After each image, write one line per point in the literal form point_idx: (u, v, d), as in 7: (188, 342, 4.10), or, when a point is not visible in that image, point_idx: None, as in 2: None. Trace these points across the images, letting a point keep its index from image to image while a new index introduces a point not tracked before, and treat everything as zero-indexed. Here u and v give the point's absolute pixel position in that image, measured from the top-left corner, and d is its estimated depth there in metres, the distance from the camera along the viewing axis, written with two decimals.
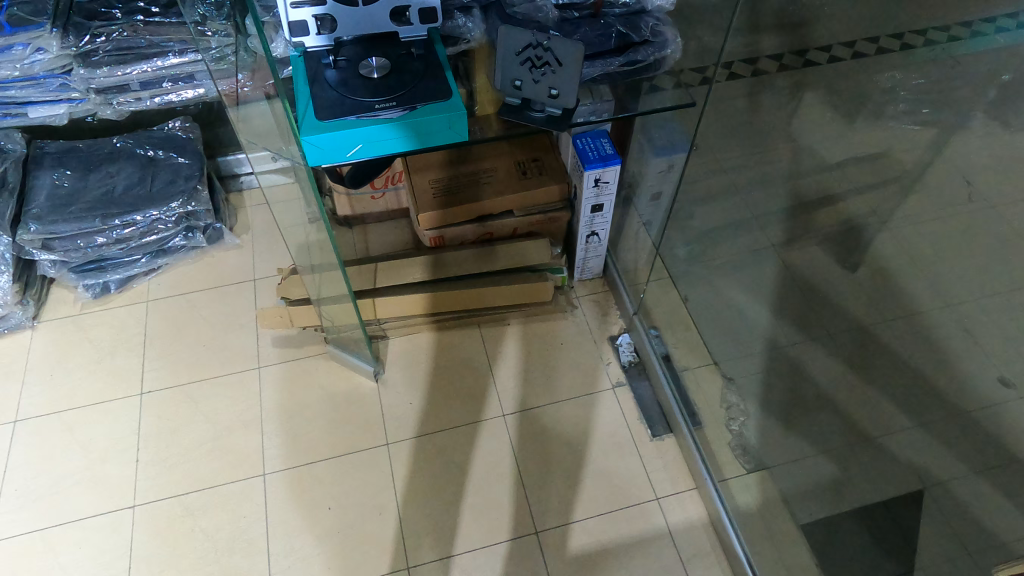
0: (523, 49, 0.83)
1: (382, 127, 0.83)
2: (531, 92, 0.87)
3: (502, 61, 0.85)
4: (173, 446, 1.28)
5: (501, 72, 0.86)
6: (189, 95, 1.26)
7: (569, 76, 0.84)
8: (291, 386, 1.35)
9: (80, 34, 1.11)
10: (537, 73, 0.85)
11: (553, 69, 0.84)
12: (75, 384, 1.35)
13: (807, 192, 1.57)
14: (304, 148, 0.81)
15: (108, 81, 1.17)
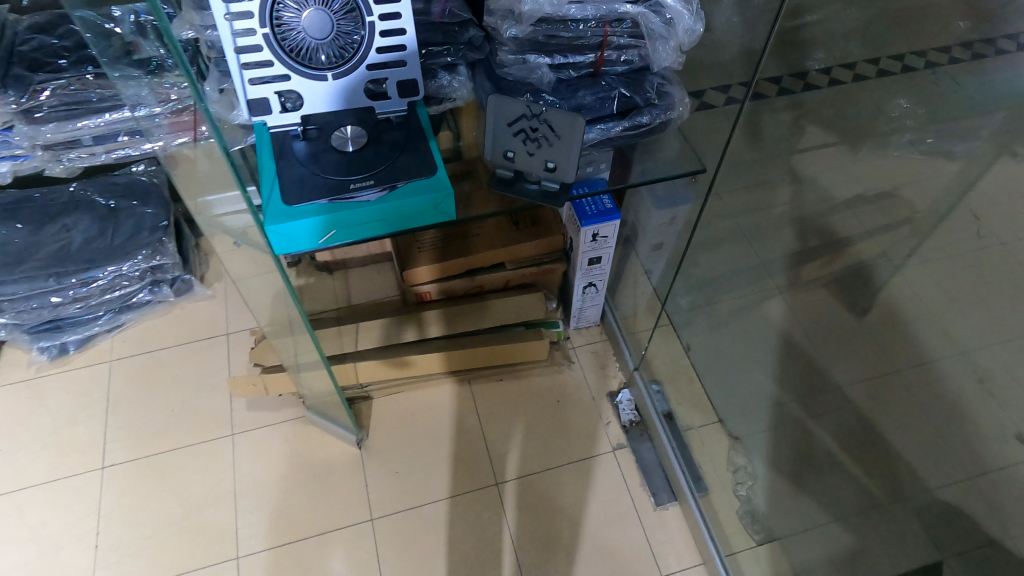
0: (515, 120, 0.75)
1: (359, 211, 0.73)
2: (525, 165, 0.77)
3: (493, 131, 0.76)
4: (140, 527, 1.19)
5: (491, 143, 0.77)
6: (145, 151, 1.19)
7: (567, 151, 0.75)
8: (264, 455, 1.26)
9: (22, 89, 1.02)
10: (531, 145, 0.76)
11: (550, 141, 0.75)
12: (31, 460, 1.26)
13: (812, 233, 1.49)
14: (269, 238, 0.72)
15: (57, 137, 1.08)
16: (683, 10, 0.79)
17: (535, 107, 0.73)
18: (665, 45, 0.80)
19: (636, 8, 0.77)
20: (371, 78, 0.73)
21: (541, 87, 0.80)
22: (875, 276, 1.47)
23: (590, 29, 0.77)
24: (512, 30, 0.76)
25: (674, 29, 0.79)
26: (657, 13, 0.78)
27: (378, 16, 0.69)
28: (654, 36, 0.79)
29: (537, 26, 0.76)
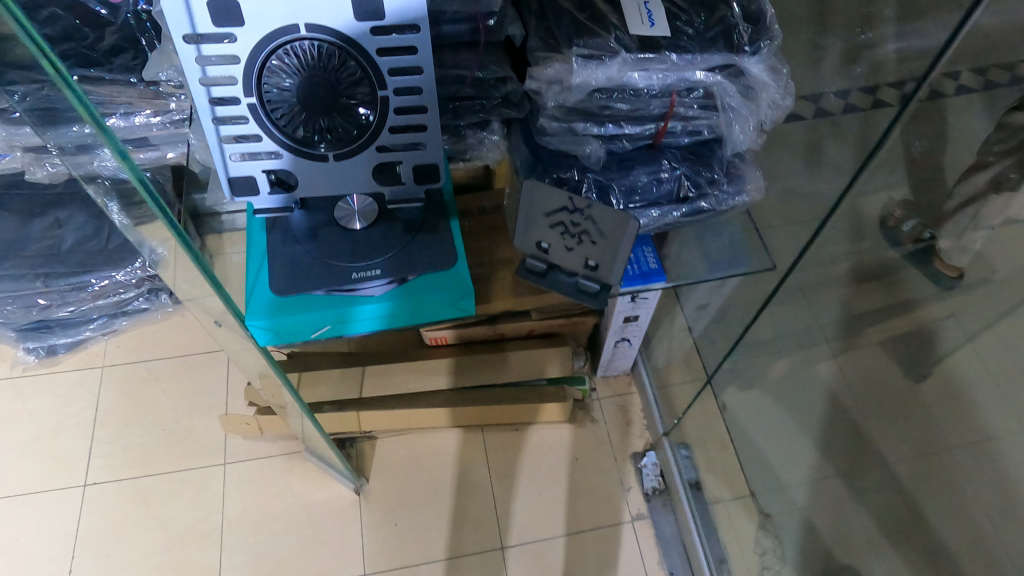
0: (555, 211, 0.62)
1: (359, 308, 0.63)
2: (561, 259, 0.65)
3: (528, 217, 0.64)
4: (117, 558, 1.12)
5: (525, 228, 0.65)
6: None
7: (612, 253, 0.62)
8: (256, 491, 1.18)
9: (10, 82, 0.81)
10: (569, 240, 0.63)
11: (591, 241, 0.62)
12: (13, 470, 1.20)
13: (879, 286, 1.26)
14: (252, 334, 0.61)
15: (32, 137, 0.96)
16: (771, 82, 0.64)
17: (578, 202, 0.60)
18: (743, 125, 0.65)
19: (713, 78, 0.62)
20: (381, 162, 0.56)
21: (588, 163, 0.65)
22: (939, 337, 1.31)
23: (654, 100, 0.63)
24: (557, 97, 0.62)
25: (757, 101, 0.64)
26: (739, 82, 0.63)
27: (392, 89, 0.53)
28: (731, 111, 0.64)
29: (588, 95, 0.62)
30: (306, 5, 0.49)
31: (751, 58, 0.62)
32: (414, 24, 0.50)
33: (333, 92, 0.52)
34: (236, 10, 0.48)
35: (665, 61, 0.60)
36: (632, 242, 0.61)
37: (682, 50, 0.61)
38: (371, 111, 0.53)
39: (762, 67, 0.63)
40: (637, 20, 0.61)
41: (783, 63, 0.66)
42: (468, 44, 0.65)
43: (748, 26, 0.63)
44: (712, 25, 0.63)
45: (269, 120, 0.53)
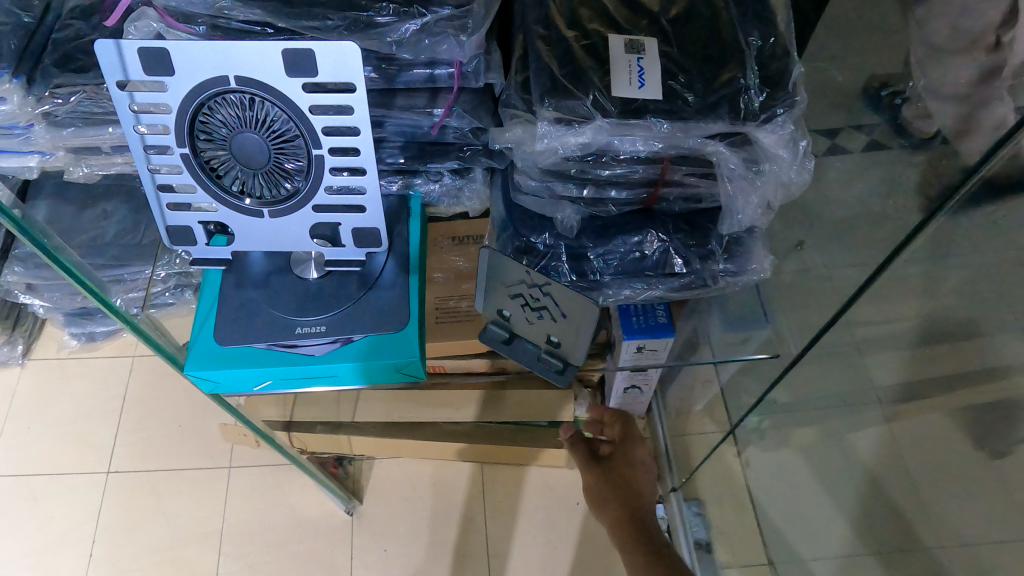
0: (514, 283, 0.56)
1: (300, 367, 0.60)
2: (523, 331, 0.59)
3: (487, 284, 0.58)
4: (126, 550, 1.17)
5: (484, 294, 0.59)
6: (9, 79, 0.71)
7: (574, 335, 0.56)
8: (258, 499, 1.20)
9: (41, 86, 0.72)
10: (530, 313, 0.57)
11: (553, 316, 0.56)
12: (46, 448, 1.26)
13: (948, 347, 0.80)
14: (192, 384, 0.60)
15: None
16: (787, 158, 0.52)
17: (535, 278, 0.54)
18: (745, 200, 0.54)
19: (713, 148, 0.51)
20: (319, 221, 0.52)
21: (560, 230, 0.59)
22: None
23: (640, 166, 0.53)
24: (525, 157, 0.54)
25: (765, 177, 0.53)
26: (744, 155, 0.52)
27: (328, 148, 0.48)
28: (732, 182, 0.53)
29: (562, 158, 0.53)
30: (236, 57, 0.45)
31: (761, 130, 0.50)
32: (349, 84, 0.45)
33: (267, 148, 0.48)
34: (165, 59, 0.45)
35: (648, 128, 0.49)
36: (595, 326, 0.55)
37: (674, 118, 0.49)
38: (306, 169, 0.49)
39: (777, 141, 0.50)
40: (624, 79, 0.50)
41: (806, 134, 0.52)
42: (444, 88, 0.58)
43: (761, 91, 0.50)
44: (714, 89, 0.50)
45: (203, 172, 0.50)
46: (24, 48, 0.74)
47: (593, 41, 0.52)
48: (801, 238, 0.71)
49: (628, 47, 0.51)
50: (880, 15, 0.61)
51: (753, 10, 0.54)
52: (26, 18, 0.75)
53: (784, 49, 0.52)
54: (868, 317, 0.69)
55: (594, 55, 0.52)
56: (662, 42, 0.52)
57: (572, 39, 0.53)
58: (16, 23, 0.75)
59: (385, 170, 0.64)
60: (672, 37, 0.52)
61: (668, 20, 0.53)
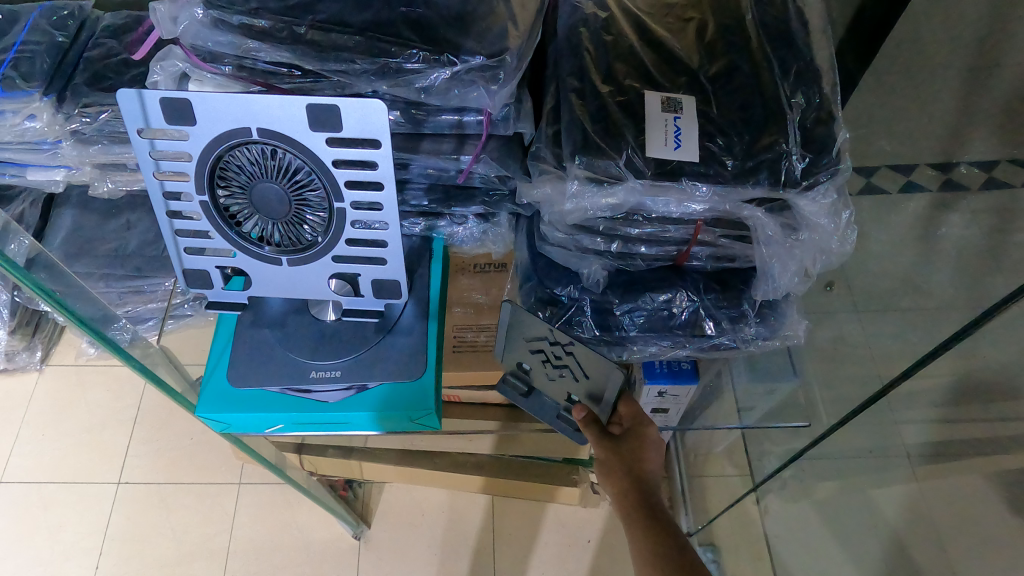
0: (535, 340, 0.55)
1: (313, 412, 0.58)
2: (541, 383, 0.59)
3: (507, 338, 0.57)
4: (133, 563, 1.16)
5: (502, 347, 0.58)
6: (40, 98, 0.69)
7: (596, 391, 0.56)
8: (267, 517, 1.19)
9: (70, 103, 0.69)
10: (552, 369, 0.56)
11: (574, 376, 0.55)
12: (60, 454, 1.26)
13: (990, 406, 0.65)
14: (202, 425, 0.58)
15: (18, 158, 0.76)
16: (827, 228, 0.50)
17: (558, 337, 0.53)
18: (782, 266, 0.51)
19: (750, 213, 0.49)
20: (338, 271, 0.51)
21: (585, 284, 0.56)
22: None
23: (673, 225, 0.51)
24: (552, 212, 0.52)
25: (804, 244, 0.51)
26: (782, 221, 0.50)
27: (350, 202, 0.47)
28: (767, 248, 0.51)
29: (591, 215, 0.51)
30: (260, 110, 0.44)
31: (801, 198, 0.48)
32: (374, 139, 0.44)
33: (288, 198, 0.47)
34: (188, 109, 0.44)
35: (683, 191, 0.48)
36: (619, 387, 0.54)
37: (710, 182, 0.47)
38: (327, 220, 0.48)
39: (817, 211, 0.48)
40: (659, 139, 0.48)
41: (847, 205, 0.51)
42: (472, 135, 0.57)
43: (803, 157, 0.48)
44: (754, 153, 0.48)
45: (221, 218, 0.49)
46: (57, 67, 0.72)
47: (629, 97, 0.51)
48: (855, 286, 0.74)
49: (665, 105, 0.50)
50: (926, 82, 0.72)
51: (796, 71, 0.52)
52: (60, 37, 0.74)
53: (828, 113, 0.51)
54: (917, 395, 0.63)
55: (628, 112, 0.50)
56: (701, 100, 0.50)
57: (607, 95, 0.51)
58: (51, 42, 0.74)
59: (408, 211, 0.63)
60: (711, 96, 0.51)
61: (706, 77, 0.52)
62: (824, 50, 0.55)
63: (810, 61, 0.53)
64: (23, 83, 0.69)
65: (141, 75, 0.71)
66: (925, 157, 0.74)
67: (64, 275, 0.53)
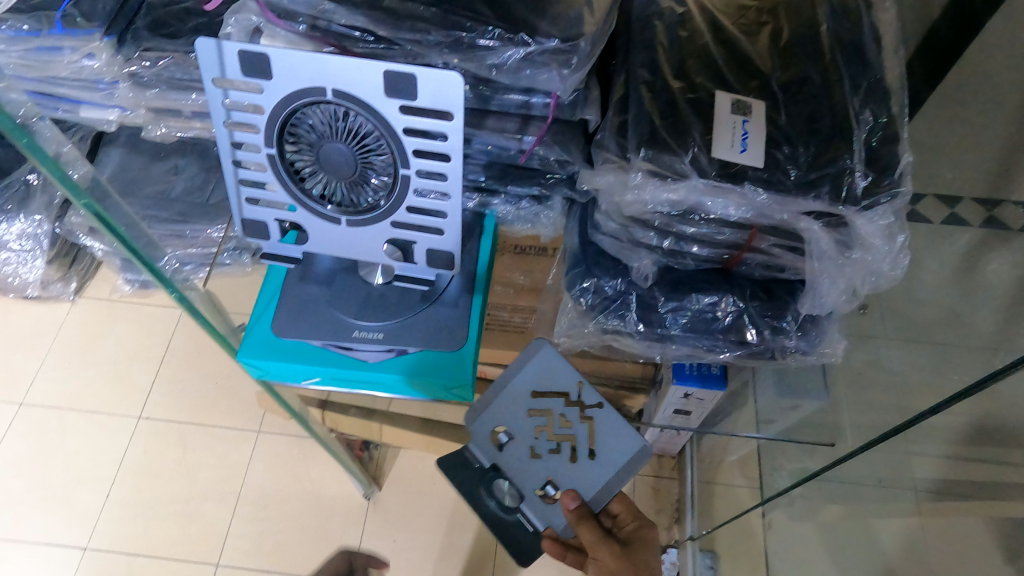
0: (543, 404, 0.59)
1: (352, 370, 0.61)
2: (515, 461, 0.59)
3: (504, 400, 0.60)
4: (144, 496, 1.19)
5: (486, 409, 0.60)
6: (101, 38, 0.67)
7: (588, 478, 0.58)
8: (277, 469, 1.21)
9: (130, 46, 0.68)
10: (541, 442, 0.59)
11: (563, 457, 0.58)
12: (84, 383, 1.29)
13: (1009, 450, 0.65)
14: (242, 370, 0.61)
15: (73, 94, 0.74)
16: (881, 249, 0.49)
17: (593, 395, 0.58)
18: (833, 281, 0.51)
19: (806, 225, 0.49)
20: (394, 236, 0.52)
21: (634, 277, 0.57)
22: None
23: (729, 228, 0.51)
24: (610, 201, 0.53)
25: (855, 263, 0.50)
26: (837, 237, 0.49)
27: (415, 169, 0.48)
28: (820, 263, 0.50)
29: (649, 209, 0.51)
30: (336, 70, 0.44)
31: (859, 217, 0.47)
32: (447, 111, 0.44)
33: (354, 159, 0.48)
34: (266, 63, 0.44)
35: (744, 195, 0.47)
36: (620, 473, 0.58)
37: (772, 190, 0.47)
38: (391, 185, 0.49)
39: (873, 231, 0.48)
40: (726, 141, 0.48)
41: (903, 229, 0.50)
42: (537, 117, 0.57)
43: (866, 175, 0.48)
44: (818, 166, 0.48)
45: (285, 172, 0.50)
46: (120, 10, 0.70)
47: (699, 95, 0.50)
48: (897, 305, 0.75)
49: (735, 107, 0.49)
50: (986, 121, 0.80)
51: (866, 88, 0.52)
52: None
53: (895, 133, 0.50)
54: (937, 440, 0.62)
55: (696, 110, 0.50)
56: (771, 106, 0.50)
57: (677, 91, 0.51)
58: None
59: (464, 186, 0.63)
60: (781, 104, 0.50)
61: (778, 84, 0.51)
62: (896, 71, 0.54)
63: (881, 80, 0.52)
64: (84, 22, 0.67)
65: (209, 21, 0.71)
66: (970, 194, 0.82)
67: (116, 203, 0.53)
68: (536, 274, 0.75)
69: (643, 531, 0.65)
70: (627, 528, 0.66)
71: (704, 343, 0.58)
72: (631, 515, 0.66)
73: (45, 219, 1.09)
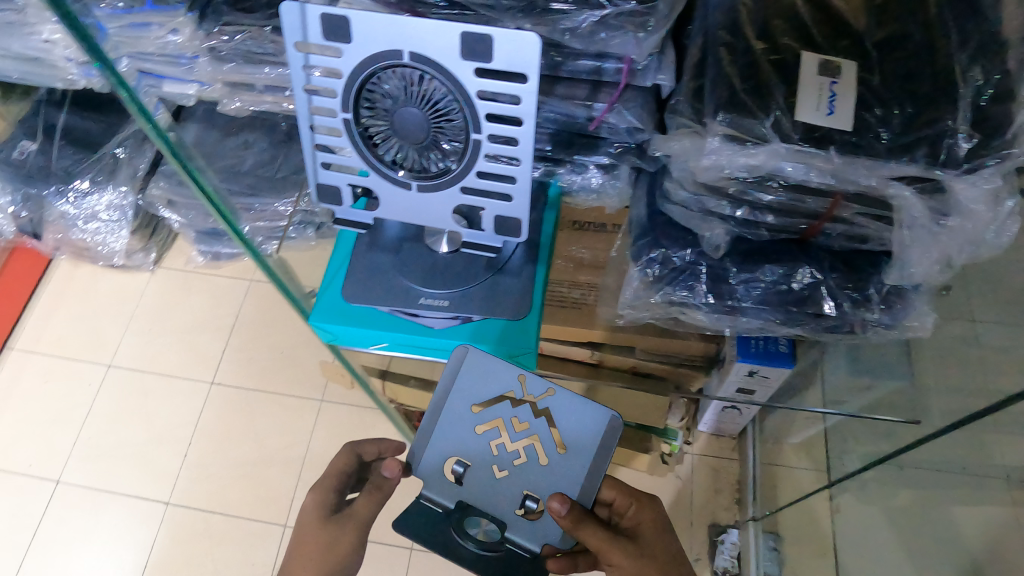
0: (492, 416, 0.57)
1: (418, 336, 0.63)
2: (482, 484, 0.56)
3: (450, 428, 0.57)
4: (217, 457, 1.26)
5: (434, 441, 0.57)
6: (184, 13, 0.70)
7: (568, 471, 0.56)
8: (340, 436, 1.26)
9: (211, 21, 0.71)
10: (502, 451, 0.57)
11: (531, 460, 0.56)
12: (163, 349, 1.36)
13: None
14: (314, 332, 0.64)
15: (155, 70, 0.72)
16: (984, 215, 0.46)
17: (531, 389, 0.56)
18: (923, 252, 0.49)
19: (896, 191, 0.46)
20: (463, 202, 0.53)
21: (704, 247, 0.56)
22: None
23: (811, 197, 0.49)
24: (683, 168, 0.51)
25: (952, 231, 0.47)
26: (933, 204, 0.46)
27: (487, 134, 0.48)
28: (911, 232, 0.48)
29: (724, 176, 0.50)
30: (413, 32, 0.44)
31: (959, 181, 0.44)
32: (522, 74, 0.44)
33: (426, 124, 0.48)
34: (345, 27, 0.45)
35: (829, 159, 0.45)
36: (599, 451, 0.56)
37: (861, 154, 0.45)
38: (462, 151, 0.49)
39: (976, 195, 0.45)
40: (811, 103, 0.46)
41: (1011, 193, 0.47)
42: (609, 83, 0.56)
43: (971, 137, 0.45)
44: (914, 128, 0.45)
45: (359, 137, 0.50)
46: None
47: (783, 57, 0.48)
48: None
49: (822, 68, 0.47)
50: None
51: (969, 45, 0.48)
52: None
53: (1010, 92, 0.46)
54: None
55: (780, 71, 0.48)
56: (863, 67, 0.48)
57: (759, 53, 0.49)
58: None
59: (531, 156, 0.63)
60: (874, 63, 0.48)
61: (872, 43, 0.49)
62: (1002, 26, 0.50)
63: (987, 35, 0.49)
64: None
65: None
66: None
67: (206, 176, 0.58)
68: (600, 250, 0.73)
69: (641, 511, 0.67)
70: (629, 513, 0.67)
71: (776, 315, 0.57)
72: (626, 498, 0.68)
73: (129, 192, 1.14)
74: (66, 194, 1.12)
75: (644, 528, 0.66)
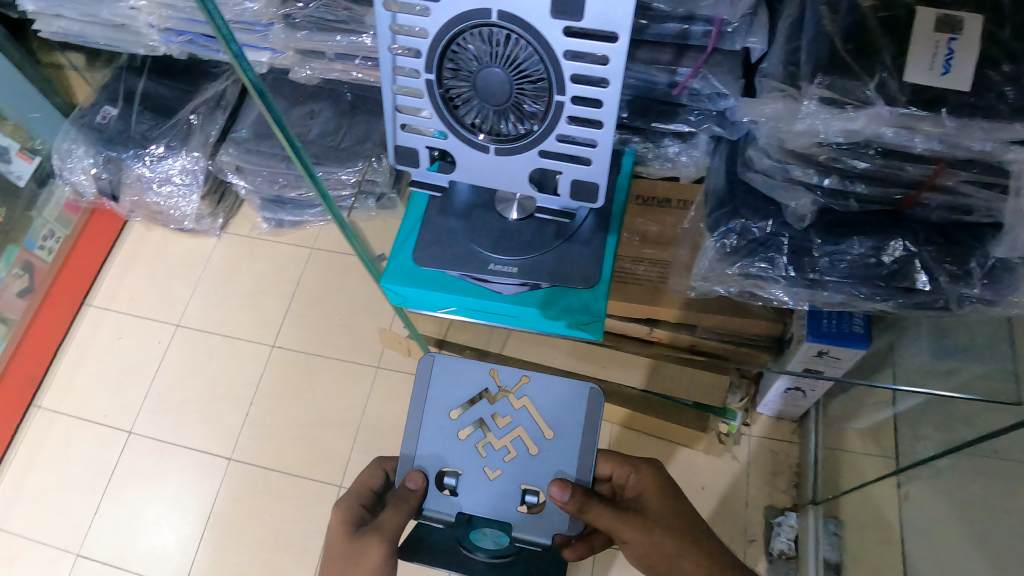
0: (472, 419, 0.70)
1: (486, 301, 0.63)
2: (480, 487, 0.67)
3: (436, 443, 0.69)
4: (277, 417, 1.30)
5: (432, 459, 0.69)
6: None
7: (556, 453, 0.68)
8: (395, 403, 1.29)
9: None
10: (493, 454, 0.68)
11: (521, 455, 0.68)
12: (228, 311, 1.41)
13: None
14: (384, 295, 0.64)
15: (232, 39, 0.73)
16: None
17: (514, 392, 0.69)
18: None
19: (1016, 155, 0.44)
20: (541, 165, 0.53)
21: (789, 218, 0.54)
22: None
23: (910, 166, 0.47)
24: (773, 133, 0.50)
25: None
26: None
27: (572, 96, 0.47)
28: None
29: (817, 143, 0.48)
30: None
31: None
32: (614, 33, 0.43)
33: (509, 86, 0.48)
34: None
35: (939, 123, 0.43)
36: (579, 426, 0.69)
37: (978, 115, 0.43)
38: (543, 113, 0.49)
39: None
40: (924, 63, 0.44)
41: None
42: (695, 47, 0.55)
43: None
44: None
45: (440, 99, 0.51)
46: None
47: (896, 12, 0.45)
48: None
49: (941, 24, 0.44)
50: None
51: None
52: None
53: None
54: None
55: (891, 28, 0.45)
56: (991, 20, 0.44)
57: (869, 8, 0.46)
58: None
59: None
60: (998, 17, 0.44)
61: None
62: None
63: None
64: None
65: None
66: None
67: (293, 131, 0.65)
68: (669, 224, 0.72)
69: (640, 473, 0.72)
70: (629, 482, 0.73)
71: (863, 288, 0.55)
72: (624, 469, 0.74)
73: (201, 156, 1.17)
74: (142, 157, 1.16)
75: (648, 491, 0.71)
